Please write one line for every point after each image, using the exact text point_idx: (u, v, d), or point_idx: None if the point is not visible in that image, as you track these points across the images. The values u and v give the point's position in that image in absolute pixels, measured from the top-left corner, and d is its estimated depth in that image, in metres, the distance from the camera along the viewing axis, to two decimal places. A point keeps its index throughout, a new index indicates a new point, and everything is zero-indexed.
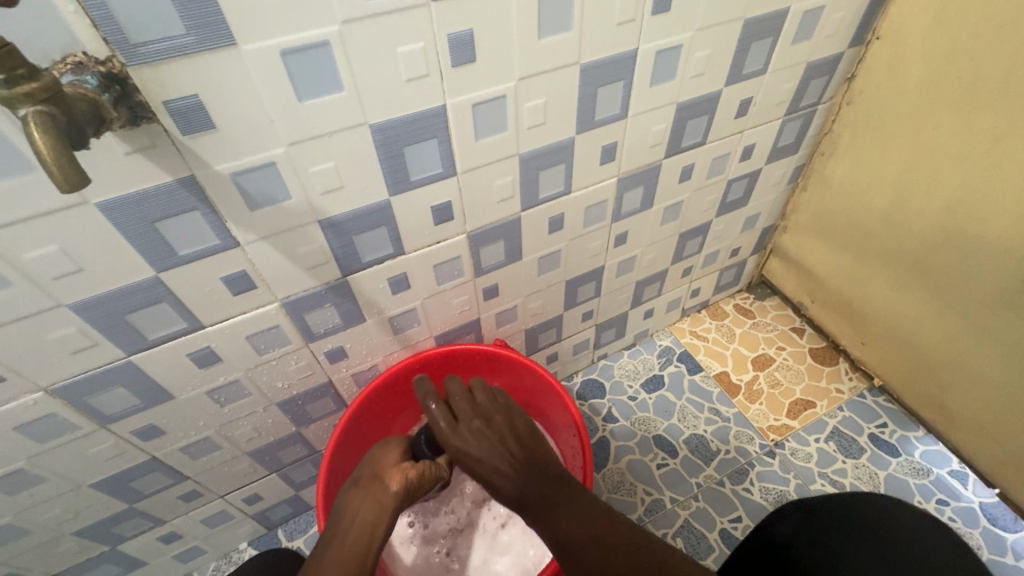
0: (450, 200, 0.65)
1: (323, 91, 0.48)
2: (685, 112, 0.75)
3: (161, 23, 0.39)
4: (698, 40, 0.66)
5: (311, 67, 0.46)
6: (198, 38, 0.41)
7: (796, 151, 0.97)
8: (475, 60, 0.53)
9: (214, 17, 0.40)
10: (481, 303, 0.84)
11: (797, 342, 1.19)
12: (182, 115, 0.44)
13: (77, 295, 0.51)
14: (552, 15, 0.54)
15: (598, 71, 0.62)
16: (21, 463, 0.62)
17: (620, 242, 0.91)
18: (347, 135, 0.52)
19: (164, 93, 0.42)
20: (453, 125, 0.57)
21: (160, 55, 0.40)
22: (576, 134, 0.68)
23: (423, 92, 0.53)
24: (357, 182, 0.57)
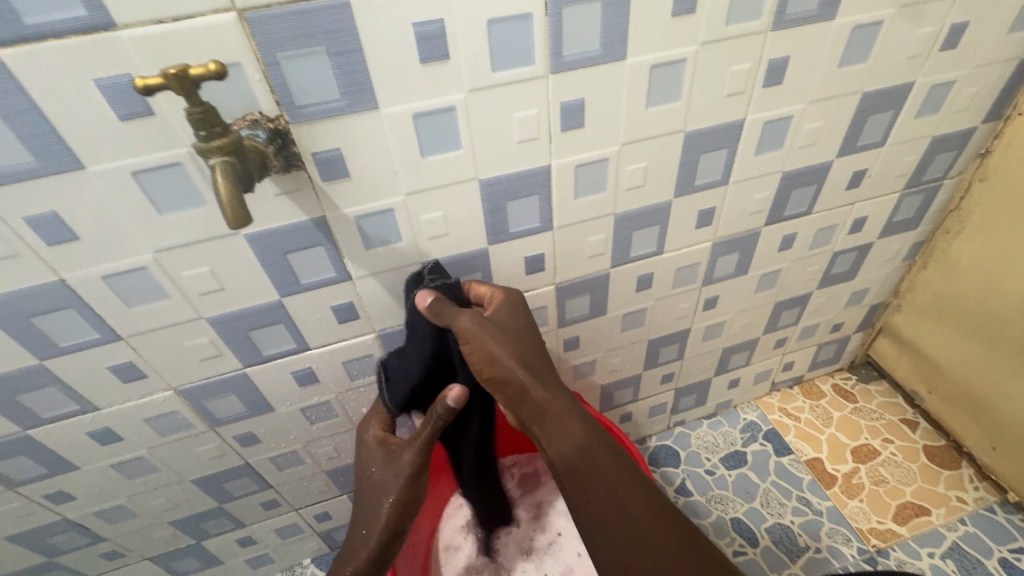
0: (543, 252, 0.67)
1: (443, 149, 0.53)
2: (790, 181, 0.73)
3: (322, 91, 0.46)
4: (810, 111, 0.65)
5: (437, 128, 0.51)
6: (349, 102, 0.47)
7: (915, 226, 0.89)
8: (583, 126, 0.56)
9: (365, 86, 0.46)
10: (561, 353, 0.84)
11: (908, 436, 1.06)
12: (325, 165, 0.50)
13: (215, 311, 0.58)
14: (661, 86, 0.56)
15: (702, 139, 0.63)
16: (143, 452, 0.70)
17: (709, 306, 0.88)
18: (458, 187, 0.57)
19: (313, 146, 0.49)
20: (556, 184, 0.60)
21: (316, 114, 0.47)
22: (674, 198, 0.68)
23: (532, 152, 0.56)
24: (462, 231, 0.61)
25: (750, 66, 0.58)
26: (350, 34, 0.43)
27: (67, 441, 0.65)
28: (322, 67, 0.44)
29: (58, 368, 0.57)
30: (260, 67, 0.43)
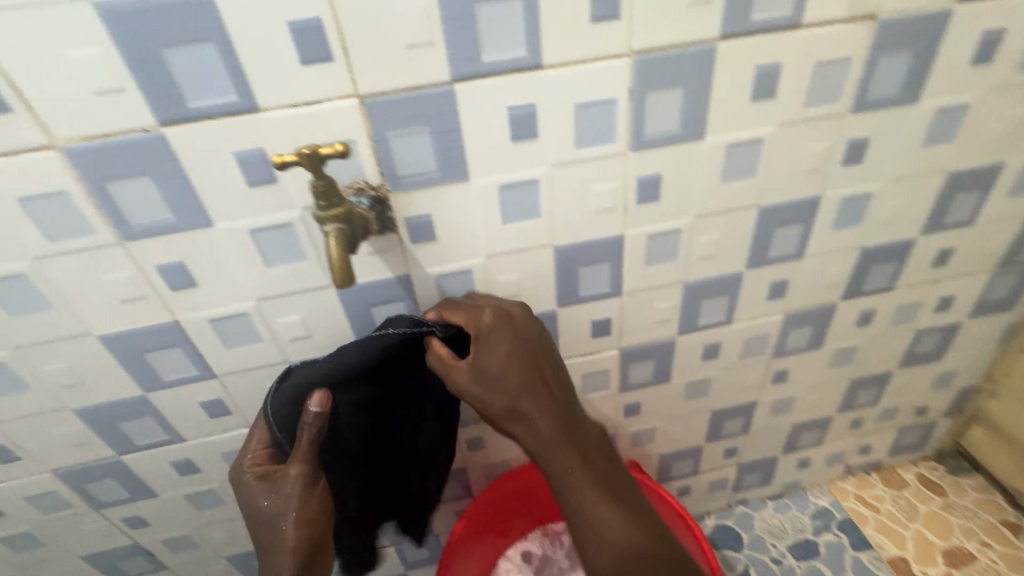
0: (610, 316, 0.68)
1: (524, 217, 0.56)
2: (868, 257, 0.71)
3: (421, 164, 0.50)
4: (891, 189, 0.64)
5: (521, 198, 0.54)
6: (444, 174, 0.51)
7: (1010, 308, 0.84)
8: (659, 199, 0.58)
9: (459, 160, 0.51)
10: (621, 418, 0.82)
11: (1011, 541, 0.94)
12: (415, 228, 0.54)
13: (299, 356, 0.62)
14: (738, 163, 0.57)
15: (777, 213, 0.63)
16: (214, 485, 0.74)
17: (779, 380, 0.84)
18: (534, 252, 0.59)
19: (407, 212, 0.53)
20: (628, 252, 0.62)
21: (413, 184, 0.51)
22: (745, 269, 0.68)
23: (607, 222, 0.58)
24: (533, 293, 0.63)
25: (829, 145, 0.59)
26: (452, 115, 0.48)
27: (152, 470, 0.69)
28: (424, 144, 0.49)
29: (157, 400, 0.62)
30: (371, 144, 0.48)
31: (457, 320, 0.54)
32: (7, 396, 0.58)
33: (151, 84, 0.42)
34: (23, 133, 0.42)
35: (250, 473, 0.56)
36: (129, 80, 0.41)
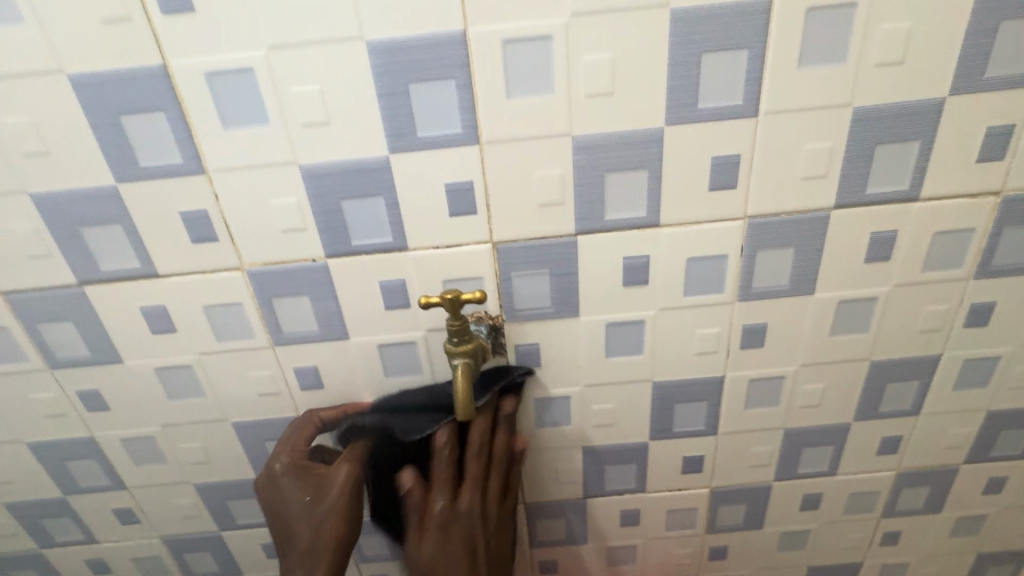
0: (703, 454, 0.66)
1: (626, 352, 0.58)
2: (996, 420, 0.65)
3: (537, 300, 0.55)
4: (1021, 354, 0.60)
5: (625, 335, 0.57)
6: (556, 310, 0.55)
7: None
8: (763, 345, 0.58)
9: (572, 298, 0.55)
10: (705, 561, 0.77)
11: None
12: (523, 354, 0.58)
13: None
14: (848, 318, 0.57)
15: (889, 368, 0.61)
16: None
17: (889, 542, 0.76)
18: (632, 385, 0.60)
19: (518, 340, 0.57)
20: (727, 393, 0.61)
21: (527, 317, 0.55)
22: (853, 421, 0.64)
23: (708, 363, 0.59)
24: (627, 423, 0.63)
25: (948, 307, 0.57)
26: (572, 261, 0.53)
27: (243, 549, 0.73)
28: (543, 283, 0.54)
29: None
30: (496, 280, 0.53)
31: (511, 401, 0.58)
32: (146, 467, 0.65)
33: (328, 225, 0.50)
34: (221, 257, 0.51)
35: (282, 470, 0.53)
36: (311, 221, 0.50)
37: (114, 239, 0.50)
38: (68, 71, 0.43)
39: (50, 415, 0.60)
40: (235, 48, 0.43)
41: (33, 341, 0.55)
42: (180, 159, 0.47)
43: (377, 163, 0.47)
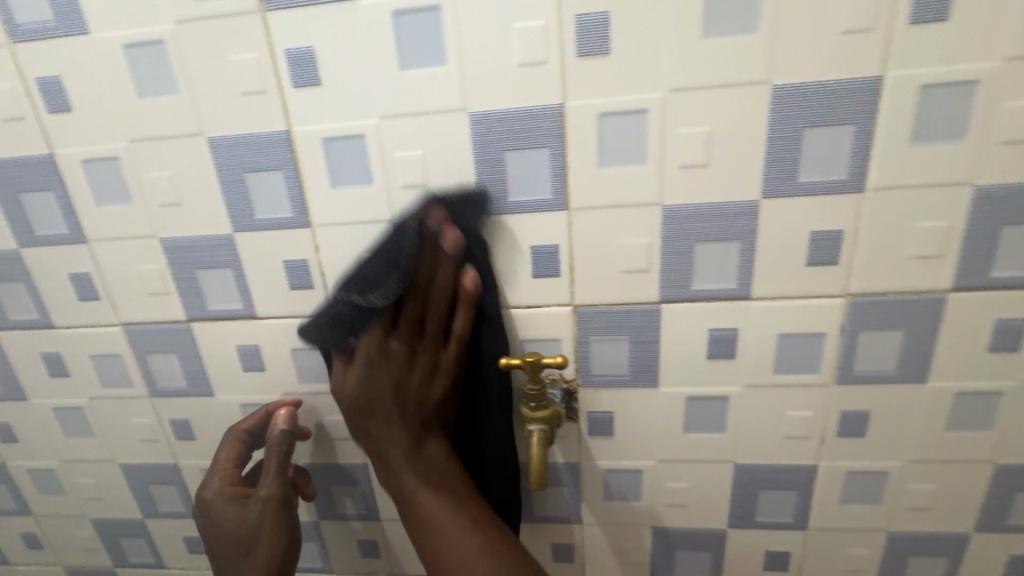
0: (789, 550, 0.59)
1: (706, 429, 0.54)
2: None
3: (615, 367, 0.53)
4: None
5: (707, 410, 0.54)
6: (634, 378, 0.53)
7: None
8: (863, 435, 0.53)
9: (651, 367, 0.53)
10: None
11: None
12: (596, 421, 0.56)
13: None
14: (967, 413, 0.51)
15: (1018, 475, 0.53)
16: None
17: None
18: (712, 465, 0.56)
19: (592, 405, 0.55)
20: (819, 484, 0.56)
21: (603, 383, 0.54)
22: (972, 532, 0.56)
23: (798, 449, 0.54)
24: (703, 506, 0.58)
25: None
26: (653, 329, 0.51)
27: None
28: (621, 350, 0.52)
29: (325, 530, 0.67)
30: (574, 343, 0.53)
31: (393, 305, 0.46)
32: None
33: None
34: (314, 304, 0.54)
35: (212, 497, 0.54)
36: None
37: (223, 281, 0.54)
38: (207, 133, 0.49)
39: (142, 440, 0.64)
40: (350, 117, 0.47)
41: (140, 370, 0.60)
42: (290, 213, 0.51)
43: None
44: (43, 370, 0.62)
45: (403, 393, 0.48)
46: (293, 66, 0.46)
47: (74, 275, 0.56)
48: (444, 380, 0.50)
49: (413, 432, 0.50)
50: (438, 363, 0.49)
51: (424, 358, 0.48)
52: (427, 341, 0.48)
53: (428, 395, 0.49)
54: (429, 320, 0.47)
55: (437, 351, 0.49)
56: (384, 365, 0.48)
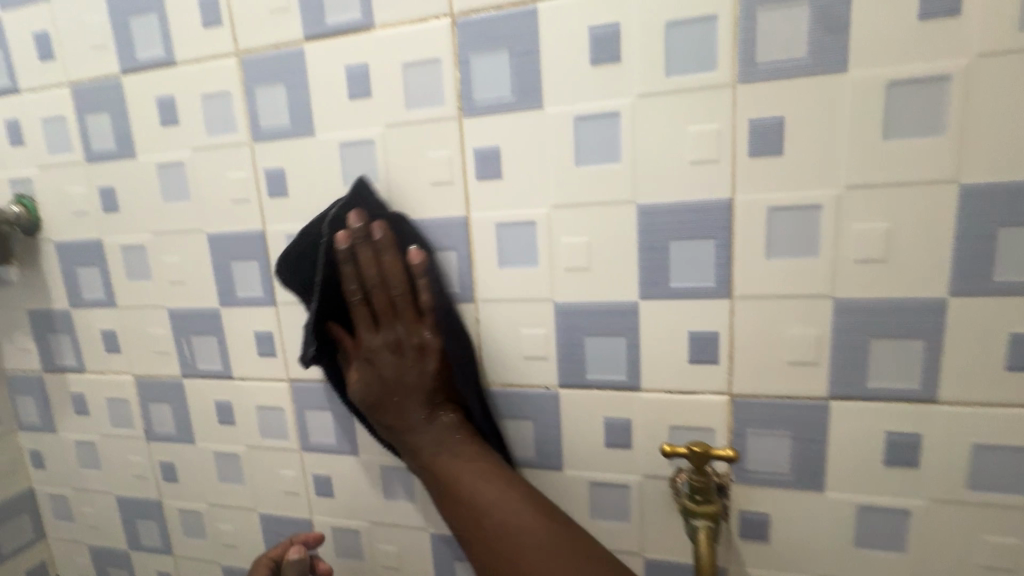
0: None
1: (883, 547, 0.49)
2: None
3: (775, 464, 0.50)
4: None
5: (883, 524, 0.48)
6: (796, 478, 0.50)
7: None
8: None
9: (817, 468, 0.49)
10: None
11: None
12: (750, 524, 0.52)
13: None
14: None
15: None
16: None
17: None
18: None
19: (746, 505, 0.51)
20: None
21: (760, 480, 0.51)
22: None
23: None
24: None
25: None
26: (821, 427, 0.48)
27: None
28: (783, 445, 0.49)
29: None
30: (730, 435, 0.51)
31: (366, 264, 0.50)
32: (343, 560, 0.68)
33: (567, 357, 0.54)
34: None
35: None
36: (553, 351, 0.54)
37: None
38: None
39: (284, 492, 0.68)
40: (525, 206, 0.52)
41: (296, 423, 0.65)
42: (456, 288, 0.55)
43: (625, 306, 0.51)
44: (213, 416, 0.69)
45: (393, 313, 0.51)
46: (480, 162, 0.52)
47: (259, 333, 0.64)
48: (426, 301, 0.51)
49: (394, 328, 0.51)
50: (418, 325, 0.52)
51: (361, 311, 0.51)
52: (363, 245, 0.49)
53: (421, 323, 0.51)
54: (366, 270, 0.50)
55: (389, 261, 0.50)
56: (388, 259, 0.50)
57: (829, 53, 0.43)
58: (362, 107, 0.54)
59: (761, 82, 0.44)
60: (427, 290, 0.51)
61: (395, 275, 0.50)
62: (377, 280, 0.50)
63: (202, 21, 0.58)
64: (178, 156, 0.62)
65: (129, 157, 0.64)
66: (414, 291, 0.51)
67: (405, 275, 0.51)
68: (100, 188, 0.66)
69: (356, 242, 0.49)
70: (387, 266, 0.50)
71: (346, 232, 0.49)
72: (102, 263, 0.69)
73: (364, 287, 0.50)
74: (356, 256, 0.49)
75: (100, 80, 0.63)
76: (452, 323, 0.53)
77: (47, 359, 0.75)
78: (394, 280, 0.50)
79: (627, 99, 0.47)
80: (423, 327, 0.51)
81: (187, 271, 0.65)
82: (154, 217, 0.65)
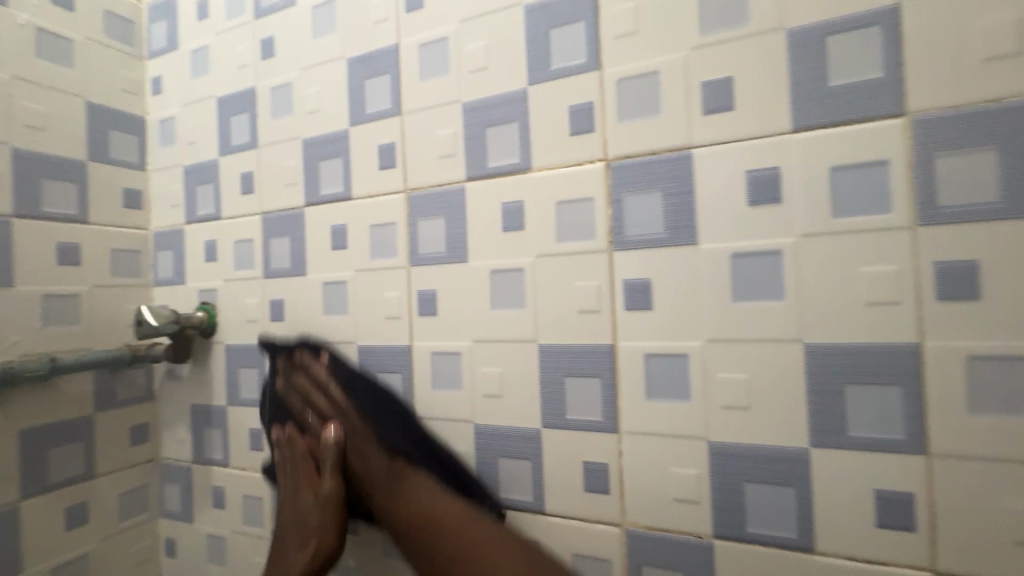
0: None
1: None
2: None
3: None
4: None
5: None
6: None
7: None
8: None
9: None
10: None
11: None
12: None
13: None
14: None
15: None
16: None
17: None
18: None
19: None
20: None
21: None
22: None
23: None
24: None
25: None
26: None
27: None
28: None
29: None
30: None
31: (291, 426, 0.67)
32: None
33: (723, 505, 0.49)
34: (607, 511, 0.54)
35: None
36: (708, 497, 0.50)
37: (521, 472, 0.58)
38: (539, 341, 0.57)
39: None
40: (676, 339, 0.51)
41: None
42: (600, 418, 0.54)
43: (793, 453, 0.47)
44: None
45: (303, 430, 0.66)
46: (629, 293, 0.53)
47: None
48: (321, 402, 0.65)
49: (303, 439, 0.66)
50: (338, 415, 0.64)
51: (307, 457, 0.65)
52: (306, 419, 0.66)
53: (323, 419, 0.65)
54: (306, 434, 0.66)
55: (309, 384, 0.66)
56: (333, 389, 0.65)
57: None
58: (513, 239, 0.59)
59: (946, 225, 0.42)
60: (343, 411, 0.64)
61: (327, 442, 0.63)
62: (326, 404, 0.65)
63: (378, 165, 0.67)
64: (341, 276, 0.70)
65: (299, 275, 0.73)
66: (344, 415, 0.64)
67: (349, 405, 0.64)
68: (271, 300, 0.75)
69: (304, 374, 0.67)
70: (321, 427, 0.65)
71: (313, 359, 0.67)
72: (261, 366, 0.76)
73: (325, 414, 0.65)
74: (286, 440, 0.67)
75: (286, 211, 0.74)
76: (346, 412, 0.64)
77: (197, 450, 0.82)
78: (331, 404, 0.65)
79: (789, 238, 0.47)
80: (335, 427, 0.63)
81: None
82: (313, 328, 0.71)
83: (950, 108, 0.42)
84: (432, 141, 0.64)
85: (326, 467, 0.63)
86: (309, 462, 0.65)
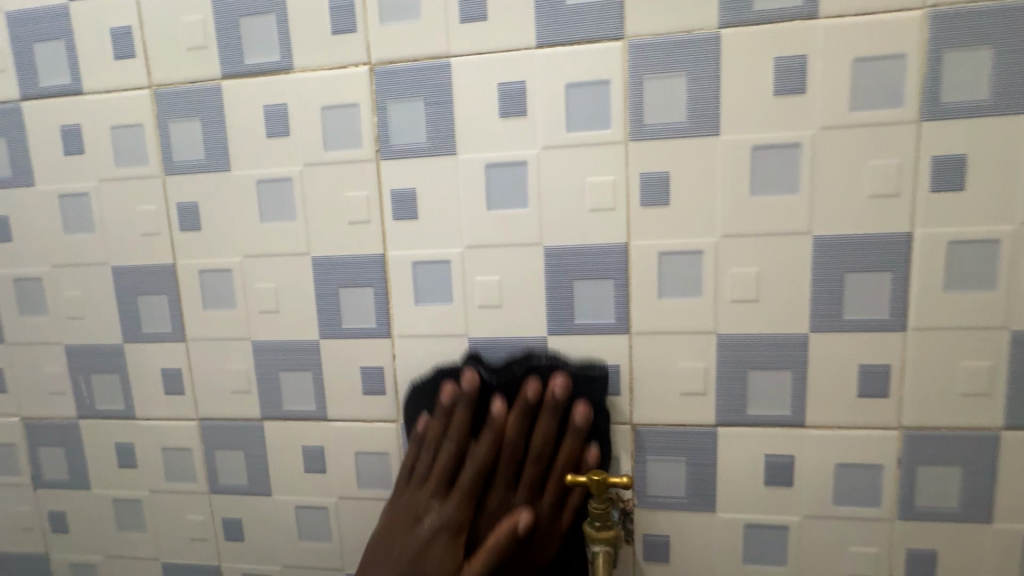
0: None
1: (768, 561, 0.53)
2: None
3: (672, 487, 0.54)
4: None
5: (768, 542, 0.53)
6: (691, 501, 0.54)
7: None
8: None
9: (709, 491, 0.53)
10: None
11: None
12: (651, 545, 0.55)
13: None
14: None
15: None
16: None
17: None
18: None
19: (647, 527, 0.55)
20: None
21: (660, 504, 0.54)
22: None
23: None
24: None
25: None
26: (710, 452, 0.53)
27: None
28: (678, 471, 0.54)
29: None
30: (631, 462, 0.54)
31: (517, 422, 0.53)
32: None
33: None
34: (384, 409, 0.58)
35: None
36: None
37: (302, 383, 0.59)
38: (313, 253, 0.56)
39: (191, 539, 0.64)
40: (441, 246, 0.54)
41: (205, 465, 0.62)
42: (375, 324, 0.56)
43: (535, 342, 0.54)
44: (112, 461, 0.65)
45: (532, 462, 0.53)
46: (398, 202, 0.54)
47: (167, 370, 0.61)
48: (562, 455, 0.53)
49: (527, 455, 0.53)
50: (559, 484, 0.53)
51: (495, 489, 0.54)
52: (541, 427, 0.53)
53: (560, 454, 0.53)
54: (528, 464, 0.53)
55: (545, 432, 0.53)
56: (560, 452, 0.53)
57: (704, 118, 0.48)
58: (280, 145, 0.55)
59: (649, 141, 0.49)
60: (557, 446, 0.53)
61: (567, 457, 0.52)
62: (532, 439, 0.53)
63: (114, 53, 0.57)
64: (83, 187, 0.60)
65: (27, 186, 0.61)
66: (558, 471, 0.53)
67: (553, 446, 0.53)
68: None
69: (542, 424, 0.53)
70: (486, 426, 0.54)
71: (538, 383, 0.53)
72: None
73: (518, 451, 0.53)
74: (454, 410, 0.54)
75: None
76: (599, 431, 0.53)
77: None
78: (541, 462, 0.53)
79: (533, 149, 0.51)
80: (537, 476, 0.53)
81: (89, 304, 0.62)
82: (53, 249, 0.61)
83: (655, 35, 0.48)
84: (178, 29, 0.55)
85: (490, 497, 0.54)
86: (457, 495, 0.53)
